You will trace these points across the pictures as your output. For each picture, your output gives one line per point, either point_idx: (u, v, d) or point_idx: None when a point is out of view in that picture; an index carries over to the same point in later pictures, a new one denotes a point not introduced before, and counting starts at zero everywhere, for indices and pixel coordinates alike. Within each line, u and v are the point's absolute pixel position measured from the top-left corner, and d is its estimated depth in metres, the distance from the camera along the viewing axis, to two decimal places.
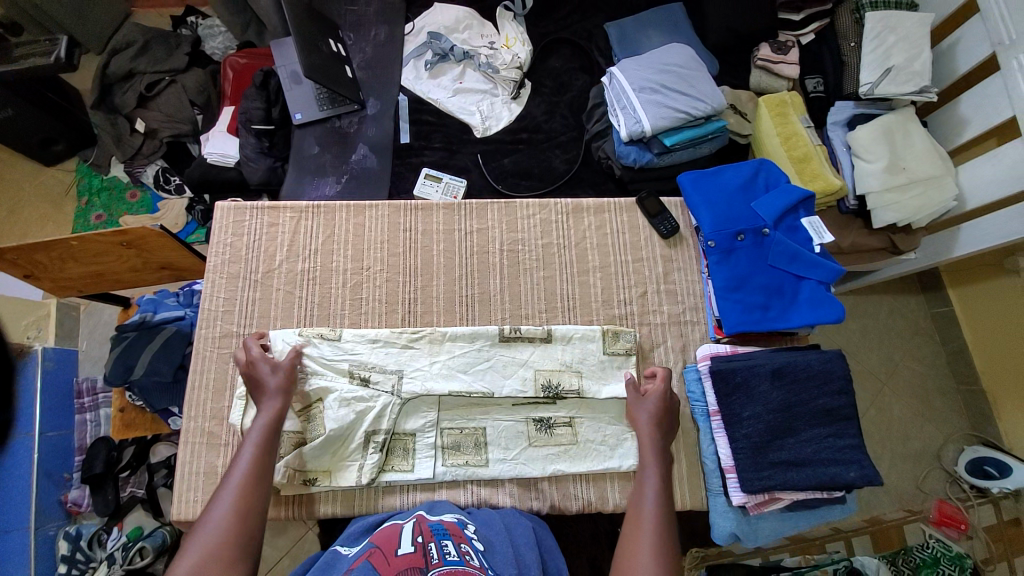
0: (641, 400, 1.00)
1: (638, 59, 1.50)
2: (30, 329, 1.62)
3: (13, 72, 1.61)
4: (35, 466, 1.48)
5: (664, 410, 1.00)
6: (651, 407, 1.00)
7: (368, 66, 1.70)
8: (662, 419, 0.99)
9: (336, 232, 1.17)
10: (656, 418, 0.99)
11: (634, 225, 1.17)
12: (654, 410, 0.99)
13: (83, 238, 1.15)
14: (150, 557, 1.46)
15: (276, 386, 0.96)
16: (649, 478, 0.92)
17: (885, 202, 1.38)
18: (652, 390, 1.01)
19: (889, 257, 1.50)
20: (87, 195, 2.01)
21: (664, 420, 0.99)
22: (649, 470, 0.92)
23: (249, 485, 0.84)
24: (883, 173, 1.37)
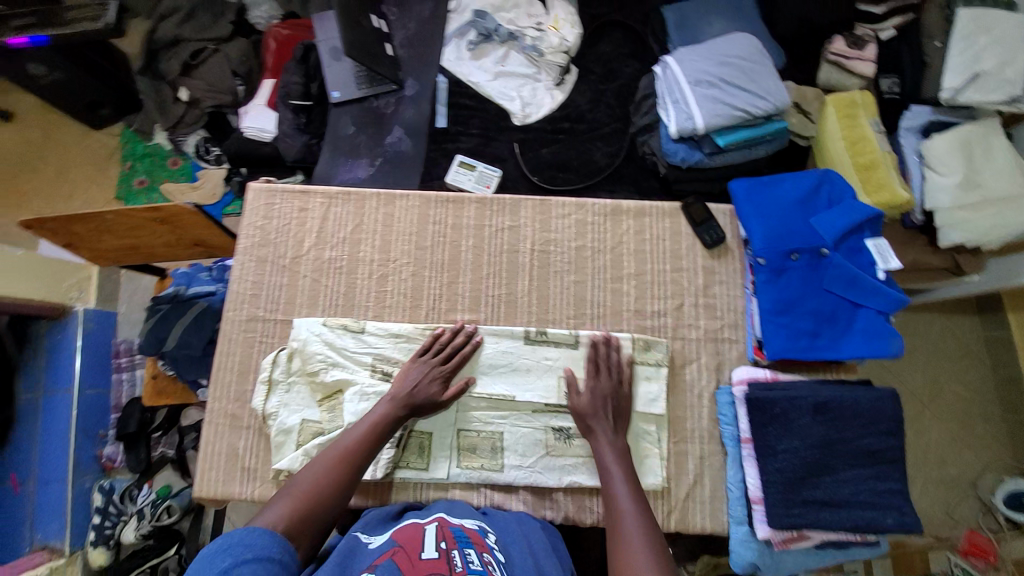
0: (591, 392, 0.97)
1: (696, 48, 1.40)
2: (72, 290, 1.67)
3: (64, 37, 1.64)
4: (72, 425, 1.56)
5: (604, 391, 0.98)
6: (595, 392, 0.97)
7: (410, 43, 1.65)
8: (610, 407, 0.97)
9: (365, 220, 1.14)
10: (605, 412, 0.96)
11: (676, 231, 1.10)
12: (601, 401, 0.97)
13: (119, 213, 1.16)
14: (176, 515, 1.55)
15: (437, 379, 0.99)
16: (608, 458, 0.91)
17: (955, 221, 1.26)
18: (601, 378, 0.99)
19: (950, 278, 1.37)
20: (131, 160, 2.06)
21: (608, 407, 0.96)
22: (605, 449, 0.92)
23: (366, 447, 0.90)
24: (956, 190, 1.25)
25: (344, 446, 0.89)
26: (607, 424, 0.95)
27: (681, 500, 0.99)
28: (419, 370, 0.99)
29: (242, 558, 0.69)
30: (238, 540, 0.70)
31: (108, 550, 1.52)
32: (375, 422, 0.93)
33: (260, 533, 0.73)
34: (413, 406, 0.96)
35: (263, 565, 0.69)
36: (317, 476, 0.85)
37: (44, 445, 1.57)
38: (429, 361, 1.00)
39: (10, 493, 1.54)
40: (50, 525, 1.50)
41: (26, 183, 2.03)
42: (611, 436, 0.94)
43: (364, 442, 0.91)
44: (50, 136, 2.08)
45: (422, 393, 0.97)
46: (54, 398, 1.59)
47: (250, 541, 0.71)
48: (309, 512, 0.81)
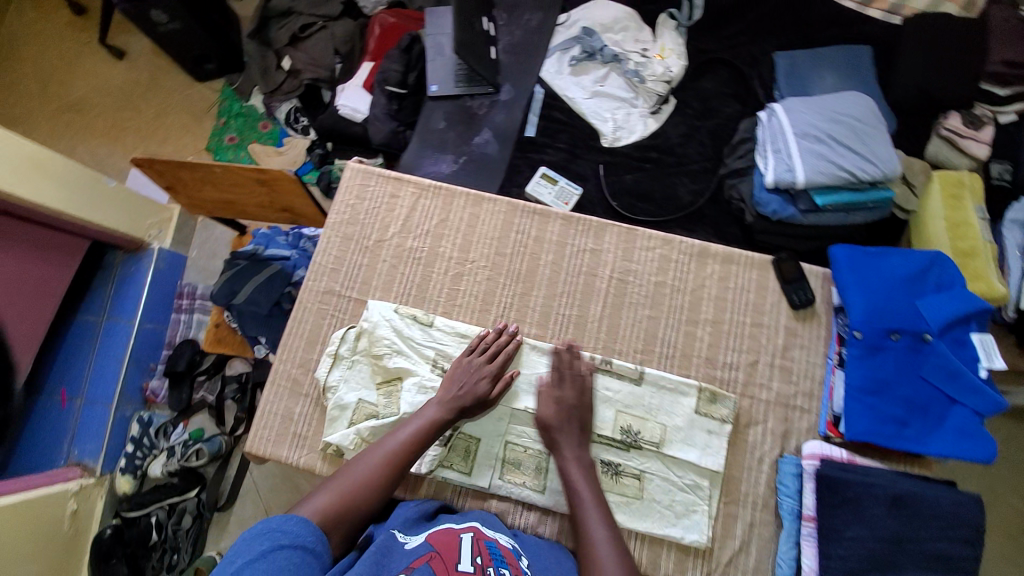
0: (557, 403, 0.96)
1: (808, 101, 1.35)
2: (153, 228, 1.73)
3: None
4: (128, 352, 1.64)
5: (575, 403, 0.97)
6: (564, 402, 0.97)
7: (513, 50, 1.67)
8: (578, 421, 0.96)
9: (451, 217, 1.15)
10: (573, 426, 0.95)
11: (763, 285, 1.06)
12: (569, 414, 0.96)
13: (227, 168, 1.22)
14: (204, 460, 1.58)
15: (484, 380, 0.98)
16: (574, 476, 0.90)
17: None
18: (568, 389, 0.98)
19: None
20: (225, 117, 2.14)
21: (574, 420, 0.96)
22: (573, 468, 0.91)
23: (411, 449, 0.90)
24: None
25: (392, 446, 0.90)
26: (578, 439, 0.95)
27: (723, 563, 0.96)
28: (466, 370, 0.99)
29: (280, 544, 0.71)
30: (279, 524, 0.73)
31: (134, 480, 1.58)
32: (423, 425, 0.93)
33: (296, 521, 0.74)
34: (460, 407, 0.95)
35: (302, 556, 0.71)
36: (363, 472, 0.86)
37: (97, 367, 1.62)
38: (478, 363, 0.99)
39: (56, 407, 1.59)
40: (87, 445, 1.57)
41: (125, 121, 2.13)
42: (581, 452, 0.93)
43: (411, 444, 0.90)
44: (153, 80, 2.18)
45: (469, 396, 0.96)
46: (117, 325, 1.65)
47: (290, 527, 0.73)
48: (351, 508, 0.82)
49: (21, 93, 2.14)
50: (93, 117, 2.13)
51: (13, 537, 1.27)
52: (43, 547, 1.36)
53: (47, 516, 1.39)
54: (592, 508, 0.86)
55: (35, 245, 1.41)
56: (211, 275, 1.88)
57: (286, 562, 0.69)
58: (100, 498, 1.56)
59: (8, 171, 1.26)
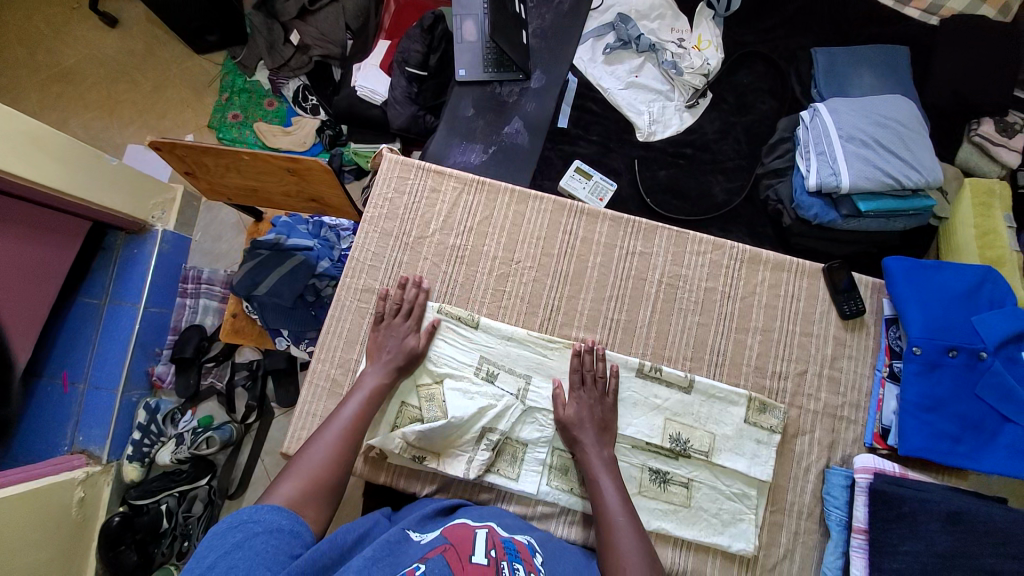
0: (577, 404, 0.97)
1: (851, 102, 1.33)
2: (156, 209, 1.64)
3: None
4: (134, 336, 1.56)
5: (595, 404, 0.98)
6: (583, 404, 0.97)
7: (544, 35, 1.57)
8: (598, 419, 0.97)
9: (494, 215, 1.12)
10: (591, 424, 0.96)
11: (813, 293, 1.07)
12: (587, 411, 0.97)
13: (257, 156, 1.16)
14: (214, 448, 1.53)
15: (407, 340, 1.01)
16: (598, 470, 0.91)
17: None
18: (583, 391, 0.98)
19: None
20: (228, 93, 2.00)
21: (594, 417, 0.97)
22: (605, 480, 0.90)
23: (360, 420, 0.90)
24: None
25: (344, 421, 0.89)
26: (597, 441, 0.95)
27: (769, 569, 0.96)
28: (395, 335, 1.01)
29: (255, 532, 0.68)
30: (251, 515, 0.70)
31: (141, 467, 1.53)
32: (365, 397, 0.94)
33: (270, 510, 0.72)
34: (393, 367, 0.98)
35: (279, 538, 0.69)
36: (323, 451, 0.84)
37: (102, 349, 1.53)
38: (403, 326, 1.02)
39: (57, 391, 1.49)
40: (93, 431, 1.50)
41: (119, 94, 1.97)
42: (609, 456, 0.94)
43: (359, 415, 0.91)
44: (149, 50, 2.03)
45: (397, 357, 0.99)
46: (120, 309, 1.56)
47: (263, 515, 0.70)
48: (318, 486, 0.80)
49: (4, 59, 1.98)
50: (83, 88, 1.97)
51: (16, 530, 1.19)
52: (48, 535, 1.29)
53: (52, 504, 1.31)
54: (619, 514, 0.86)
55: (32, 225, 1.29)
56: (216, 259, 1.81)
57: (265, 546, 0.67)
58: (106, 485, 1.49)
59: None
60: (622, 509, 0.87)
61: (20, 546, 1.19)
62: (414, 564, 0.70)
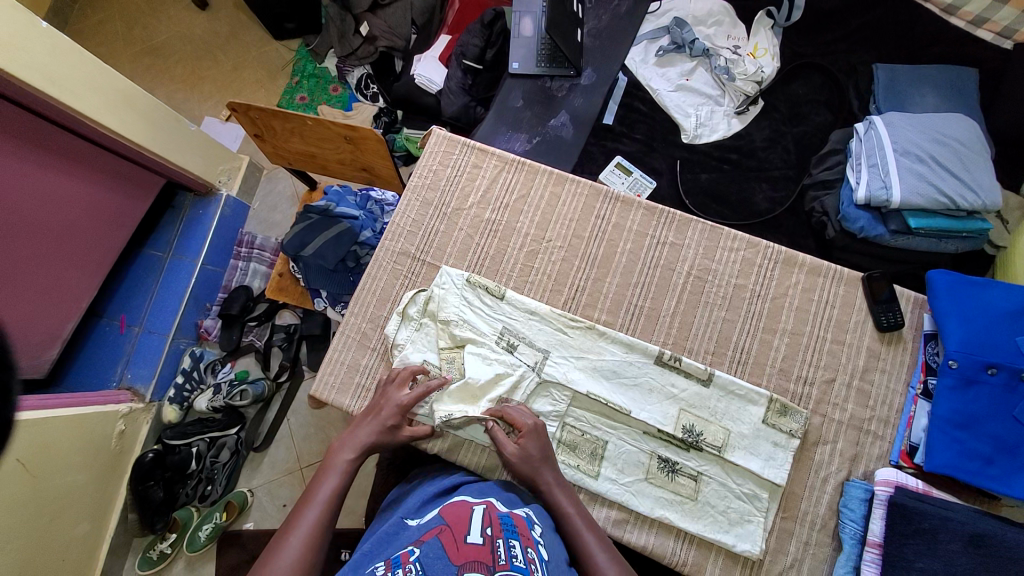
0: (524, 434, 0.91)
1: (911, 118, 1.28)
2: (223, 174, 1.77)
3: None
4: (190, 291, 1.67)
5: (534, 437, 0.91)
6: (528, 438, 0.91)
7: (599, 35, 1.61)
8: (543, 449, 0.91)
9: (531, 194, 1.16)
10: (538, 456, 0.90)
11: (849, 301, 1.04)
12: (533, 445, 0.90)
13: (318, 122, 1.24)
14: (247, 401, 1.61)
15: (391, 414, 0.92)
16: (563, 502, 0.87)
17: None
18: (525, 437, 0.91)
19: None
20: (298, 77, 2.14)
21: (539, 447, 0.91)
22: (557, 494, 0.88)
23: (331, 512, 0.80)
24: None
25: (314, 516, 0.78)
26: (549, 471, 0.90)
27: None
28: (384, 410, 0.93)
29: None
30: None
31: (180, 410, 1.65)
32: (337, 481, 0.84)
33: None
34: (371, 442, 0.89)
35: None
36: (291, 556, 0.73)
37: (160, 297, 1.66)
38: (393, 399, 0.94)
39: (114, 330, 1.63)
40: (140, 370, 1.61)
41: (203, 71, 2.16)
42: (558, 480, 0.90)
43: (331, 506, 0.80)
44: (234, 34, 2.21)
45: (376, 432, 0.91)
46: (180, 263, 1.68)
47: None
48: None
49: (110, 35, 2.21)
50: (173, 64, 2.17)
51: (63, 451, 1.30)
52: (88, 462, 1.38)
53: (97, 433, 1.42)
54: (578, 522, 0.85)
55: (116, 176, 1.44)
56: (269, 226, 1.94)
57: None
58: (145, 423, 1.60)
59: (100, 102, 1.27)
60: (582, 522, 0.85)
61: (63, 465, 1.30)
62: (409, 547, 0.69)
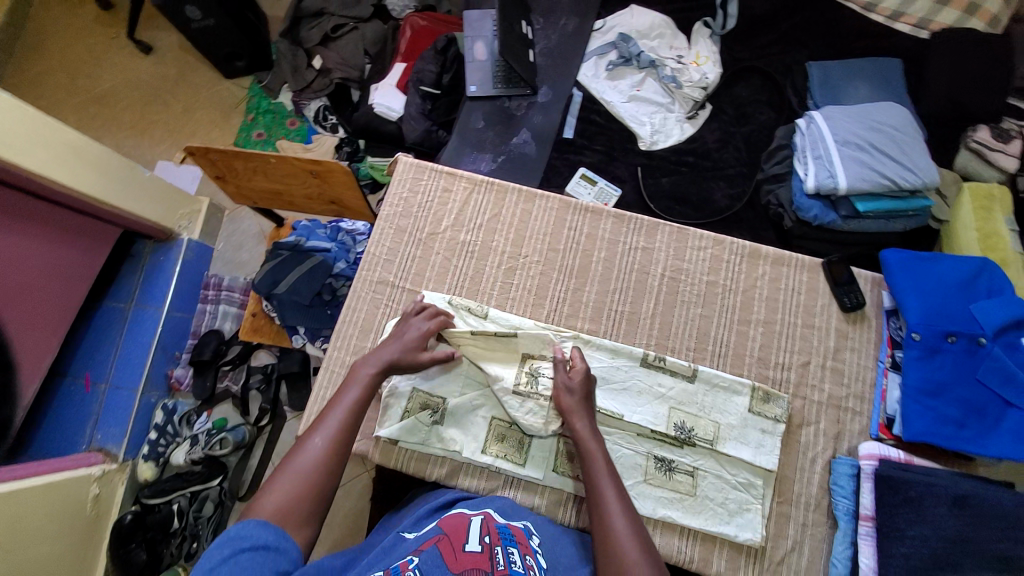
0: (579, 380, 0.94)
1: (848, 109, 1.38)
2: (183, 219, 1.72)
3: None
4: (156, 340, 1.60)
5: (578, 390, 0.93)
6: (575, 387, 0.93)
7: (550, 53, 1.67)
8: (587, 397, 0.93)
9: (502, 212, 1.18)
10: (583, 407, 0.92)
11: (813, 287, 1.10)
12: (582, 392, 0.93)
13: (281, 158, 1.23)
14: (227, 450, 1.54)
15: (413, 340, 0.97)
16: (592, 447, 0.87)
17: None
18: (574, 375, 0.95)
19: None
20: (253, 113, 2.11)
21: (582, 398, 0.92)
22: (588, 437, 0.88)
23: (352, 423, 0.84)
24: None
25: (334, 421, 0.84)
26: (586, 415, 0.92)
27: (776, 563, 0.96)
28: (406, 334, 0.98)
29: (241, 548, 0.67)
30: (238, 529, 0.69)
31: (156, 467, 1.55)
32: (358, 394, 0.88)
33: (258, 526, 0.70)
34: (391, 360, 0.93)
35: (264, 555, 0.68)
36: (314, 452, 0.80)
37: (125, 350, 1.58)
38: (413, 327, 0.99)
39: (79, 390, 1.54)
40: (111, 430, 1.52)
41: (154, 115, 2.11)
42: (592, 424, 0.90)
43: (352, 415, 0.85)
44: (183, 76, 2.17)
45: (397, 351, 0.95)
46: (144, 313, 1.61)
47: (251, 530, 0.69)
48: (310, 490, 0.77)
49: (49, 85, 2.13)
50: (121, 110, 2.11)
51: (38, 522, 1.22)
52: (64, 530, 1.31)
53: (70, 499, 1.34)
54: (604, 474, 0.83)
55: (71, 230, 1.37)
56: (236, 267, 1.88)
57: (249, 565, 0.66)
58: (120, 485, 1.51)
59: (47, 155, 1.22)
60: (606, 473, 0.84)
61: (39, 536, 1.22)
62: (408, 556, 0.69)
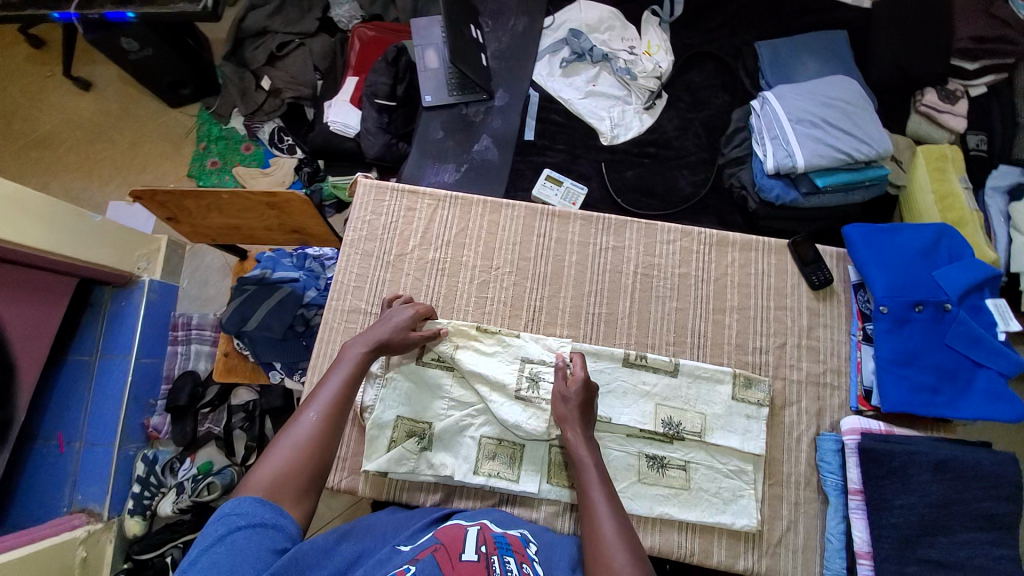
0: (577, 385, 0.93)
1: (798, 87, 1.40)
2: (141, 260, 1.61)
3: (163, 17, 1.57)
4: (128, 389, 1.53)
5: (569, 399, 0.92)
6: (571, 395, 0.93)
7: (502, 56, 1.65)
8: (584, 404, 0.92)
9: (470, 226, 1.16)
10: (576, 416, 0.91)
11: (782, 269, 1.11)
12: (577, 397, 0.92)
13: (235, 193, 1.21)
14: (216, 494, 1.47)
15: (403, 321, 0.98)
16: (585, 455, 0.86)
17: None
18: (570, 386, 0.94)
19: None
20: (205, 142, 2.03)
21: (576, 405, 0.92)
22: (580, 446, 0.87)
23: (346, 398, 0.83)
24: None
25: (327, 396, 0.83)
26: (582, 422, 0.91)
27: (773, 545, 0.98)
28: (393, 318, 0.98)
29: (238, 526, 0.67)
30: (233, 507, 0.68)
31: (144, 520, 1.49)
32: (350, 369, 0.87)
33: (253, 503, 0.69)
34: (381, 340, 0.93)
35: (261, 533, 0.67)
36: (308, 426, 0.79)
37: (96, 404, 1.50)
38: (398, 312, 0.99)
39: (53, 451, 1.45)
40: (91, 488, 1.45)
41: (99, 153, 2.01)
42: (587, 432, 0.90)
43: (345, 388, 0.84)
44: (126, 109, 2.07)
45: (385, 332, 0.95)
46: (113, 363, 1.53)
47: (246, 507, 0.68)
48: (301, 465, 0.75)
49: None
50: (64, 152, 2.01)
51: None
52: None
53: (56, 567, 1.27)
54: (593, 477, 0.83)
55: (20, 286, 1.28)
56: (203, 303, 1.81)
57: (246, 543, 0.65)
58: (110, 542, 1.45)
59: None
60: (597, 481, 0.83)
61: None
62: (405, 565, 0.68)
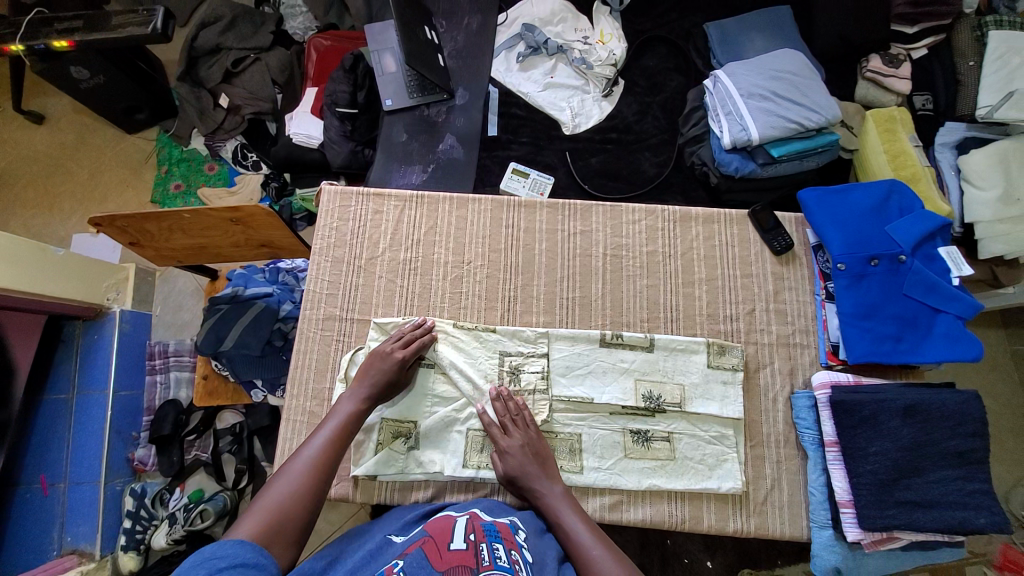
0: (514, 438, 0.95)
1: (747, 63, 1.44)
2: (110, 291, 1.56)
3: (110, 41, 1.54)
4: (107, 424, 1.48)
5: (525, 445, 0.95)
6: (515, 450, 0.94)
7: (459, 55, 1.66)
8: (533, 458, 0.94)
9: (438, 223, 1.18)
10: (531, 464, 0.93)
11: (744, 238, 1.15)
12: (519, 450, 0.94)
13: (197, 212, 1.21)
14: (209, 520, 1.43)
15: (393, 367, 0.98)
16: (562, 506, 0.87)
17: (994, 233, 1.28)
18: (514, 436, 0.95)
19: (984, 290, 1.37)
20: (166, 165, 1.99)
21: (530, 456, 0.94)
22: (546, 484, 0.91)
23: (334, 452, 0.85)
24: (997, 203, 1.27)
25: (316, 449, 0.84)
26: (536, 469, 0.93)
27: (760, 504, 1.01)
28: (376, 364, 0.98)
29: (220, 568, 0.61)
30: (213, 550, 0.63)
31: (138, 555, 1.45)
32: (339, 424, 0.89)
33: (235, 544, 0.65)
34: (370, 392, 0.94)
35: (245, 570, 0.62)
36: (296, 476, 0.79)
37: (77, 443, 1.45)
38: (383, 351, 1.00)
39: (36, 495, 1.41)
40: (81, 528, 1.42)
41: (58, 186, 1.96)
42: (548, 474, 0.93)
43: (333, 444, 0.85)
44: (82, 139, 2.02)
45: (373, 381, 0.96)
46: (90, 399, 1.48)
47: (226, 549, 0.64)
48: (291, 513, 0.74)
49: None
50: (22, 189, 1.95)
51: None
52: None
53: None
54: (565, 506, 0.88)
55: None
56: (178, 330, 1.77)
57: None
58: None
59: None
60: (580, 520, 0.86)
61: None
62: (393, 561, 0.67)
